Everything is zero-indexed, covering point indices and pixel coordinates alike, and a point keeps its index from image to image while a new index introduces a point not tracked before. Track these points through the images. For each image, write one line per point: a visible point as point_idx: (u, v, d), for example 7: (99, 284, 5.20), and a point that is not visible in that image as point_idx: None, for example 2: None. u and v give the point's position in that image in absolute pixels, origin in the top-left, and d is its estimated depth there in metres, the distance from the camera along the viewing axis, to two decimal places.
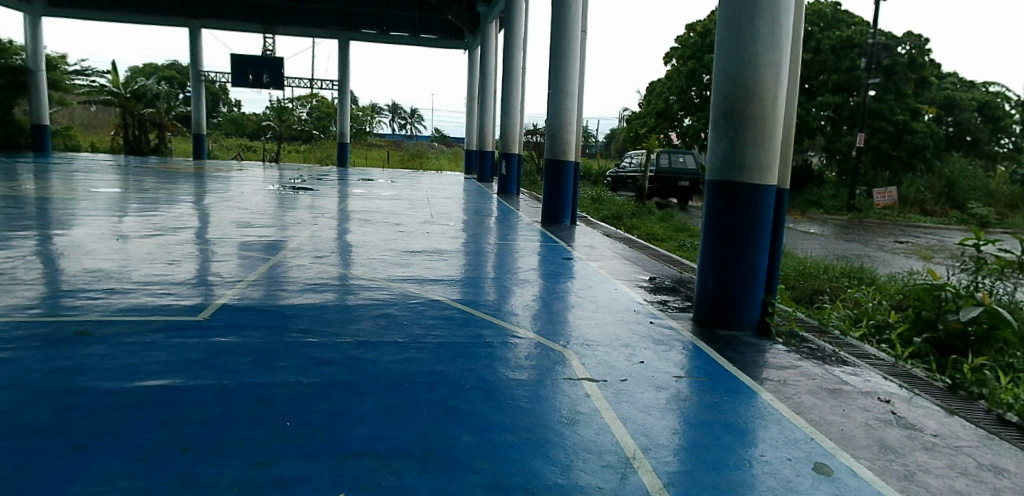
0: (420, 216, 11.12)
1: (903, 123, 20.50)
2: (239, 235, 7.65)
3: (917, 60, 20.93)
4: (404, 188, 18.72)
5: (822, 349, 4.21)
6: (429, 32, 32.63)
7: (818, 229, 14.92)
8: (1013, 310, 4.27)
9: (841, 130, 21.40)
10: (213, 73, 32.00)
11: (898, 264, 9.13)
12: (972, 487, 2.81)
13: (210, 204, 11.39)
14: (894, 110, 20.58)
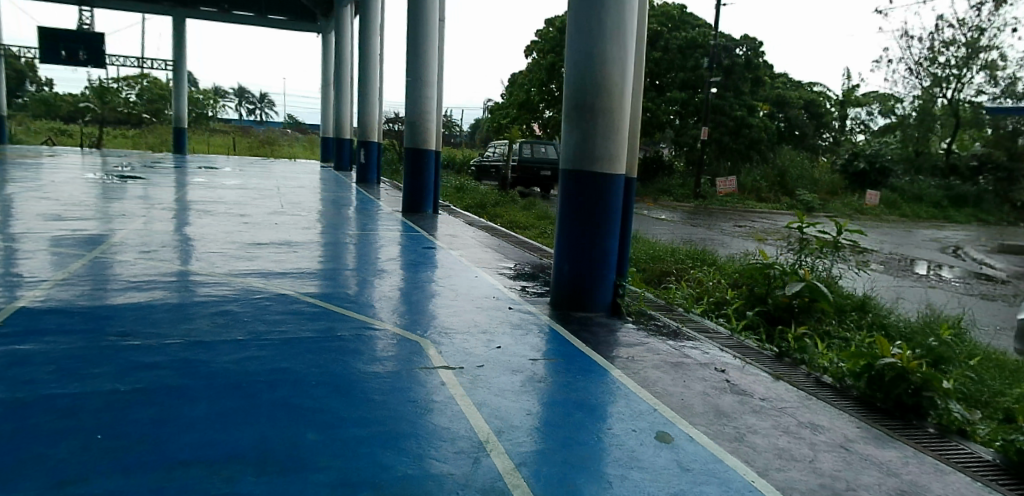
0: (268, 206, 10.57)
1: (740, 118, 22.80)
2: (48, 230, 6.81)
3: (752, 61, 23.19)
4: (253, 177, 17.66)
5: (666, 325, 4.50)
6: (275, 13, 30.80)
7: (669, 215, 16.09)
8: (828, 285, 4.78)
9: (688, 123, 23.22)
10: (13, 47, 28.50)
11: (733, 245, 10.00)
12: (793, 443, 3.14)
13: (11, 195, 10.04)
14: (733, 106, 22.80)
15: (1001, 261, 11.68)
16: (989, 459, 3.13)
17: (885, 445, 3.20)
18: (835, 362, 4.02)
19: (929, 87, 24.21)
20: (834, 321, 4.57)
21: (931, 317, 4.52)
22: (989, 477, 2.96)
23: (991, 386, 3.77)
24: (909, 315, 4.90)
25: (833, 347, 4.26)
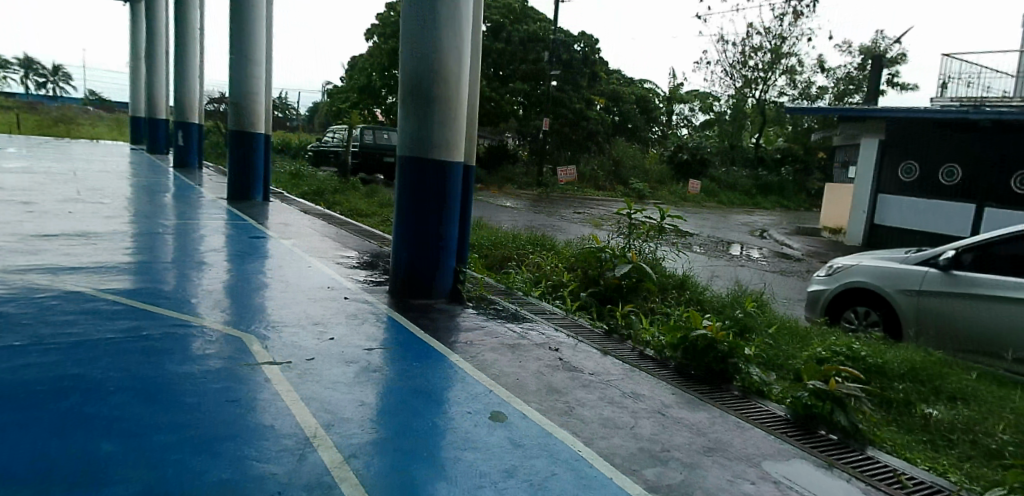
0: (61, 194, 9.29)
1: (579, 112, 24.14)
2: None
3: (590, 58, 24.42)
4: (44, 160, 15.46)
5: (505, 308, 4.64)
6: None
7: (513, 202, 16.65)
8: (653, 266, 5.15)
9: (530, 116, 24.11)
10: None
11: (571, 231, 10.58)
12: (617, 413, 3.41)
13: None
14: (572, 99, 23.97)
15: (795, 241, 13.50)
16: (781, 415, 3.65)
17: (697, 408, 3.57)
18: (657, 335, 4.36)
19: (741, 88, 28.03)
20: (658, 299, 4.93)
21: (738, 292, 5.05)
22: (780, 430, 3.47)
23: (784, 349, 4.23)
24: (720, 290, 5.43)
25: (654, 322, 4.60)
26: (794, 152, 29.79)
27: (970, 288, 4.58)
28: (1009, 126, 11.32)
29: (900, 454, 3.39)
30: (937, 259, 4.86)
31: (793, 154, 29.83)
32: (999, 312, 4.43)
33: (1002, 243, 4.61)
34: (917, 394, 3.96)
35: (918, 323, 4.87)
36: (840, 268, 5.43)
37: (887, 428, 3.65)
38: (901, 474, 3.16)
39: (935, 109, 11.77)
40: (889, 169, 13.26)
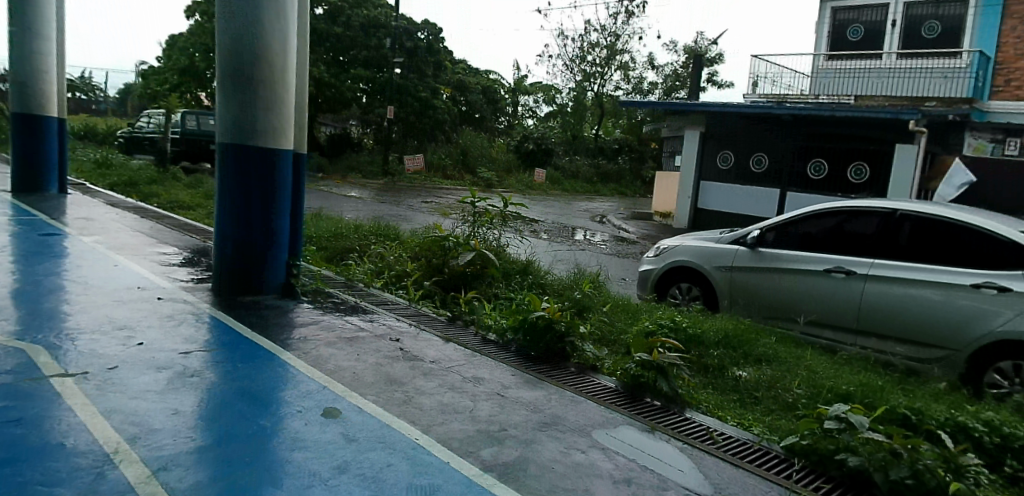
0: None
1: (425, 100, 24.95)
2: None
3: (434, 46, 25.45)
4: None
5: (344, 302, 4.68)
6: None
7: (358, 193, 16.74)
8: (496, 253, 5.25)
9: (374, 104, 24.59)
10: None
11: (415, 220, 11.29)
12: (456, 398, 3.49)
13: None
14: (417, 88, 24.84)
15: (629, 225, 14.88)
16: (612, 386, 3.94)
17: (535, 387, 3.74)
18: (498, 319, 4.51)
19: (581, 82, 30.74)
20: (502, 284, 5.03)
21: (576, 275, 5.34)
22: (610, 401, 3.75)
23: (617, 325, 4.54)
24: (558, 273, 5.70)
25: (500, 309, 4.71)
26: (630, 143, 32.27)
27: (772, 262, 5.34)
28: (802, 121, 13.43)
29: (713, 413, 3.83)
30: (745, 238, 5.64)
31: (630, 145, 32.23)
32: (795, 282, 5.18)
33: (797, 222, 5.42)
34: (729, 359, 4.38)
35: (731, 295, 5.58)
36: (666, 248, 6.08)
37: (702, 390, 4.07)
38: (713, 431, 3.63)
39: (743, 104, 13.57)
40: (709, 157, 15.16)
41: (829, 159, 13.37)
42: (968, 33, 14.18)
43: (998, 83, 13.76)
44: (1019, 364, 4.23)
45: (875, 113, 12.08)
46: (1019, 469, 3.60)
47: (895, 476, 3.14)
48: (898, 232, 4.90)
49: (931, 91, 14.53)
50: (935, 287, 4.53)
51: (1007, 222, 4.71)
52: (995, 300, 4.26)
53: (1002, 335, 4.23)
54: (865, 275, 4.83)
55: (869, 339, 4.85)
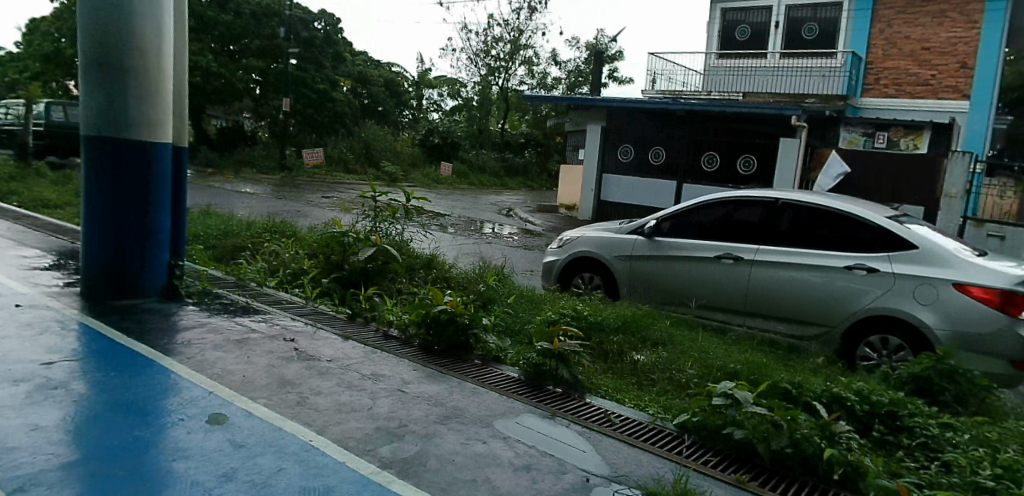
0: None
1: (323, 92, 25.26)
2: None
3: (331, 37, 26.01)
4: None
5: (234, 302, 4.64)
6: None
7: (253, 188, 16.33)
8: (398, 247, 5.36)
9: (268, 96, 24.51)
10: None
11: (315, 216, 11.30)
12: (354, 396, 3.44)
13: None
14: (315, 79, 25.09)
15: (534, 218, 15.51)
16: (514, 376, 4.03)
17: (436, 380, 3.77)
18: (399, 314, 4.58)
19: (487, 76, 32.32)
20: (404, 280, 5.16)
21: (481, 268, 5.47)
22: (512, 391, 3.83)
23: (521, 316, 4.65)
24: (463, 266, 5.83)
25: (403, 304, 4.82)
26: (534, 137, 33.90)
27: (667, 250, 5.60)
28: (693, 118, 14.51)
29: (612, 396, 3.99)
30: (642, 228, 5.86)
31: (535, 139, 33.88)
32: (690, 269, 5.46)
33: (691, 211, 5.69)
34: (628, 344, 4.55)
35: (630, 282, 5.80)
36: (569, 240, 6.25)
37: (601, 375, 4.20)
38: (610, 413, 3.79)
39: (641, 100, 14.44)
40: (609, 151, 15.89)
41: (721, 152, 14.41)
42: (843, 34, 15.46)
43: (869, 82, 15.24)
44: (886, 337, 4.77)
45: (762, 109, 13.07)
46: (882, 432, 4.01)
47: (777, 446, 3.47)
48: (780, 219, 5.29)
49: (809, 88, 15.68)
50: (814, 270, 4.96)
51: (872, 208, 5.23)
52: (865, 280, 4.79)
53: (873, 311, 4.74)
54: (752, 260, 5.19)
55: (756, 320, 5.20)
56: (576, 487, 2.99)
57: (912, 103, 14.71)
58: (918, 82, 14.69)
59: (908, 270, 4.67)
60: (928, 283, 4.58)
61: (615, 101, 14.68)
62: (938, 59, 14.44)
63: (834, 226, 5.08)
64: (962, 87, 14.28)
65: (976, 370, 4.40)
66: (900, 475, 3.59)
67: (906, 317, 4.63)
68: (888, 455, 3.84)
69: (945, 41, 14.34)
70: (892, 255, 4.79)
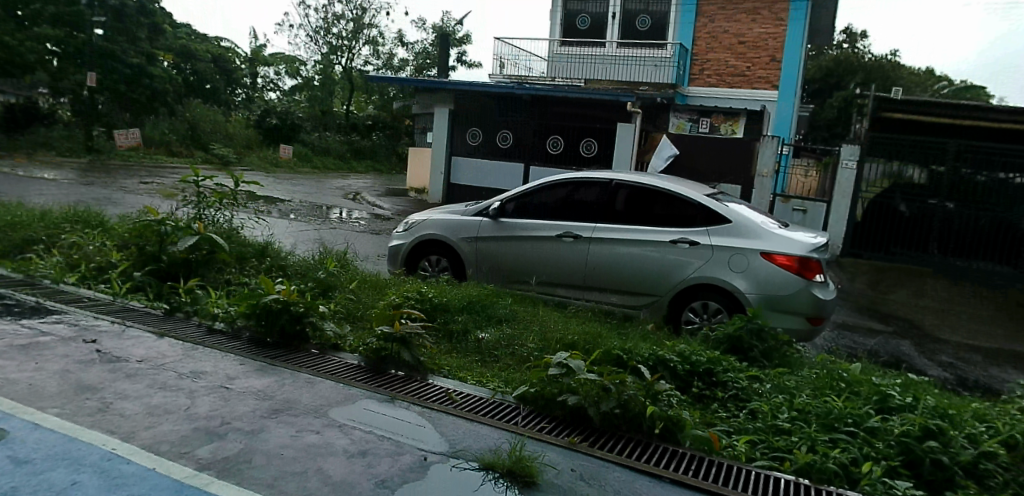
0: None
1: (138, 67, 23.24)
2: None
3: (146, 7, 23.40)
4: None
5: (21, 303, 4.15)
6: None
7: (53, 173, 14.51)
8: (226, 236, 5.32)
9: (68, 69, 21.72)
10: None
11: (127, 203, 10.42)
12: (168, 397, 3.23)
13: None
14: (126, 52, 22.76)
15: (384, 202, 15.52)
16: (354, 363, 4.01)
17: (266, 374, 3.65)
18: (224, 307, 4.42)
19: (328, 55, 33.52)
20: (234, 270, 5.03)
21: (321, 255, 5.53)
22: (350, 377, 3.80)
23: (363, 302, 4.67)
24: (301, 254, 5.90)
25: (228, 295, 4.70)
26: (382, 119, 33.94)
27: (511, 231, 5.77)
28: (539, 102, 15.20)
29: (455, 375, 4.07)
30: (487, 210, 5.97)
31: (383, 122, 33.86)
32: (533, 248, 5.68)
33: (533, 193, 5.88)
34: (472, 322, 4.66)
35: (476, 263, 5.91)
36: (414, 223, 6.21)
37: (443, 356, 4.27)
38: (450, 391, 3.87)
39: (489, 84, 14.90)
40: (459, 134, 16.19)
41: (564, 136, 15.17)
42: (672, 27, 16.80)
43: (694, 72, 16.74)
44: (706, 303, 5.29)
45: (601, 95, 14.00)
46: (701, 388, 4.44)
47: (606, 408, 3.77)
48: (615, 198, 5.63)
49: (645, 77, 16.75)
50: (644, 245, 5.36)
51: (695, 187, 5.72)
52: (687, 252, 5.26)
53: (695, 281, 5.23)
54: (589, 238, 5.49)
55: (594, 293, 5.54)
56: (413, 467, 3.02)
57: (732, 92, 16.40)
58: (735, 73, 16.40)
59: (725, 242, 5.20)
60: (740, 253, 5.15)
61: (462, 85, 15.10)
62: (752, 53, 16.20)
63: (663, 204, 5.49)
64: (771, 78, 16.16)
65: (779, 327, 5.06)
66: (713, 424, 4.09)
67: (722, 284, 5.19)
68: (705, 408, 4.30)
69: (757, 36, 16.12)
70: (710, 229, 5.29)
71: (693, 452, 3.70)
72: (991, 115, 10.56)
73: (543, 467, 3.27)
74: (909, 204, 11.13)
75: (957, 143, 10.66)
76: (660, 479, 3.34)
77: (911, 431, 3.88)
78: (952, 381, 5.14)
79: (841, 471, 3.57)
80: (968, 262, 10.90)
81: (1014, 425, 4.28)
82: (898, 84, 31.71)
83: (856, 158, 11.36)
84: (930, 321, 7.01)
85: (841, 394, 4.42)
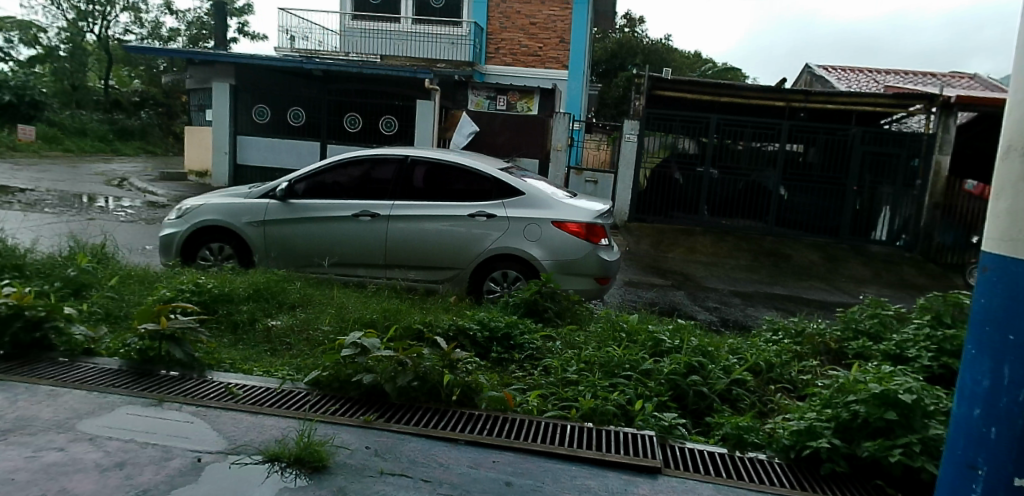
0: None
1: None
2: None
3: None
4: None
5: None
6: None
7: None
8: None
9: None
10: None
11: None
12: None
13: None
14: None
15: (158, 188, 14.04)
16: (114, 368, 3.65)
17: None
18: None
19: (75, 21, 29.79)
20: None
21: (70, 250, 5.04)
22: (106, 384, 3.43)
23: (127, 300, 4.37)
24: (44, 251, 5.26)
25: None
26: (154, 96, 31.94)
27: (302, 212, 5.56)
28: (331, 78, 14.92)
29: (237, 368, 3.87)
30: (274, 192, 5.67)
31: (153, 98, 31.99)
32: (329, 229, 5.53)
33: (325, 172, 5.69)
34: (260, 312, 4.52)
35: (265, 248, 5.61)
36: (189, 210, 5.71)
37: (229, 349, 4.07)
38: (231, 385, 3.65)
39: (273, 58, 14.29)
40: (245, 111, 15.37)
41: (363, 114, 14.97)
42: (466, 6, 17.22)
43: (490, 51, 17.37)
44: (505, 272, 5.53)
45: (398, 72, 14.01)
46: (499, 352, 4.64)
47: (403, 383, 3.78)
48: (412, 175, 5.65)
49: (441, 54, 17.14)
50: (442, 220, 5.47)
51: (490, 162, 5.94)
52: (485, 224, 5.46)
53: (493, 251, 5.45)
54: (387, 216, 5.48)
55: (394, 271, 5.53)
56: (185, 471, 2.79)
57: (526, 71, 17.31)
58: (529, 53, 17.35)
59: (519, 213, 5.47)
60: (534, 223, 5.45)
61: (243, 58, 14.44)
62: (543, 33, 17.21)
63: (464, 179, 5.62)
64: (562, 59, 17.31)
65: (570, 289, 5.46)
66: (509, 384, 4.30)
67: (518, 253, 5.46)
68: (503, 370, 4.49)
69: (547, 18, 17.18)
70: (505, 202, 5.53)
71: (489, 413, 3.87)
72: (741, 94, 12.00)
73: (335, 450, 3.20)
74: (682, 172, 12.68)
75: (717, 118, 12.31)
76: (455, 442, 3.45)
77: (677, 369, 4.49)
78: (715, 322, 5.97)
79: (620, 411, 4.02)
80: (730, 221, 12.62)
81: (757, 354, 5.05)
82: (667, 66, 35.78)
83: (636, 132, 12.62)
84: (696, 273, 8.08)
85: (621, 344, 4.91)
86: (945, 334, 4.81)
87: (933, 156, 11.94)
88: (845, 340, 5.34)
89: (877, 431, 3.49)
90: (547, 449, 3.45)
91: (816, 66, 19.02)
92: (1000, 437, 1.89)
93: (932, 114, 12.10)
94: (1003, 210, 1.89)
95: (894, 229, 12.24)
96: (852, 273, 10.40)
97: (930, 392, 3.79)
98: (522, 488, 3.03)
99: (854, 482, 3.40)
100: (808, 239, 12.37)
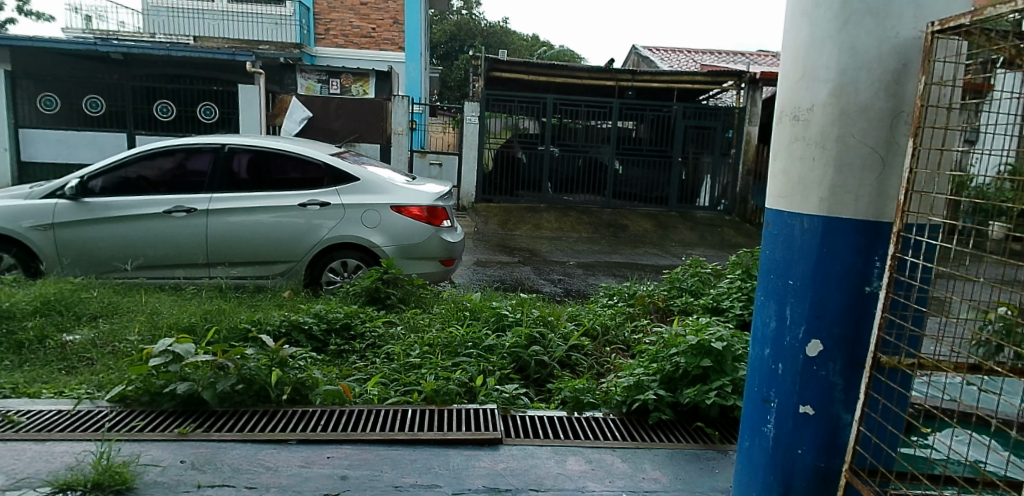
0: None
1: None
2: None
3: None
4: None
5: None
6: None
7: None
8: None
9: None
10: None
11: None
12: None
13: None
14: None
15: None
16: None
17: None
18: None
19: None
20: None
21: None
22: None
23: None
24: None
25: None
26: None
27: (99, 212, 5.15)
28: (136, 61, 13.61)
29: (20, 393, 3.51)
30: (64, 190, 5.19)
31: None
32: (138, 228, 5.17)
33: (130, 165, 5.28)
34: (52, 326, 4.23)
35: (59, 253, 5.18)
36: None
37: (12, 373, 3.71)
38: (9, 412, 3.28)
39: (60, 40, 12.75)
40: (28, 100, 13.57)
41: (175, 101, 13.78)
42: None
43: (319, 32, 16.77)
44: (344, 261, 5.43)
45: (214, 56, 13.19)
46: (339, 344, 4.49)
47: (225, 387, 3.52)
48: (231, 164, 5.38)
49: (266, 36, 16.32)
50: (273, 211, 5.26)
51: (321, 147, 5.75)
52: (319, 213, 5.30)
53: (329, 241, 5.32)
54: (206, 210, 5.19)
55: (218, 268, 5.28)
56: None
57: (360, 53, 17.03)
58: (361, 35, 16.99)
59: (354, 200, 5.36)
60: (371, 210, 5.35)
61: (21, 40, 12.85)
62: (375, 15, 16.97)
63: (295, 167, 5.44)
64: (395, 40, 17.23)
65: (412, 273, 5.42)
66: (349, 376, 4.13)
67: (357, 240, 5.35)
68: (343, 362, 4.34)
69: None
70: (340, 188, 5.40)
71: (324, 408, 3.65)
72: (575, 74, 12.53)
73: (142, 469, 2.88)
74: (524, 151, 13.13)
75: (554, 99, 12.74)
76: (285, 443, 3.22)
77: (519, 341, 4.63)
78: (558, 293, 6.24)
79: (463, 389, 4.01)
80: (572, 196, 13.32)
81: (594, 319, 5.37)
82: (506, 48, 36.73)
83: (478, 113, 12.77)
84: (538, 248, 8.38)
85: (465, 322, 4.98)
86: (753, 286, 5.39)
87: (744, 127, 13.32)
88: (671, 298, 5.83)
89: (695, 378, 3.84)
90: (385, 435, 3.35)
91: (642, 47, 20.44)
92: (785, 371, 2.15)
93: (742, 89, 13.42)
94: (779, 169, 2.18)
95: (715, 195, 13.61)
96: (682, 238, 11.34)
97: (739, 339, 4.21)
98: (358, 480, 2.93)
99: (678, 427, 3.67)
100: (643, 209, 13.35)
